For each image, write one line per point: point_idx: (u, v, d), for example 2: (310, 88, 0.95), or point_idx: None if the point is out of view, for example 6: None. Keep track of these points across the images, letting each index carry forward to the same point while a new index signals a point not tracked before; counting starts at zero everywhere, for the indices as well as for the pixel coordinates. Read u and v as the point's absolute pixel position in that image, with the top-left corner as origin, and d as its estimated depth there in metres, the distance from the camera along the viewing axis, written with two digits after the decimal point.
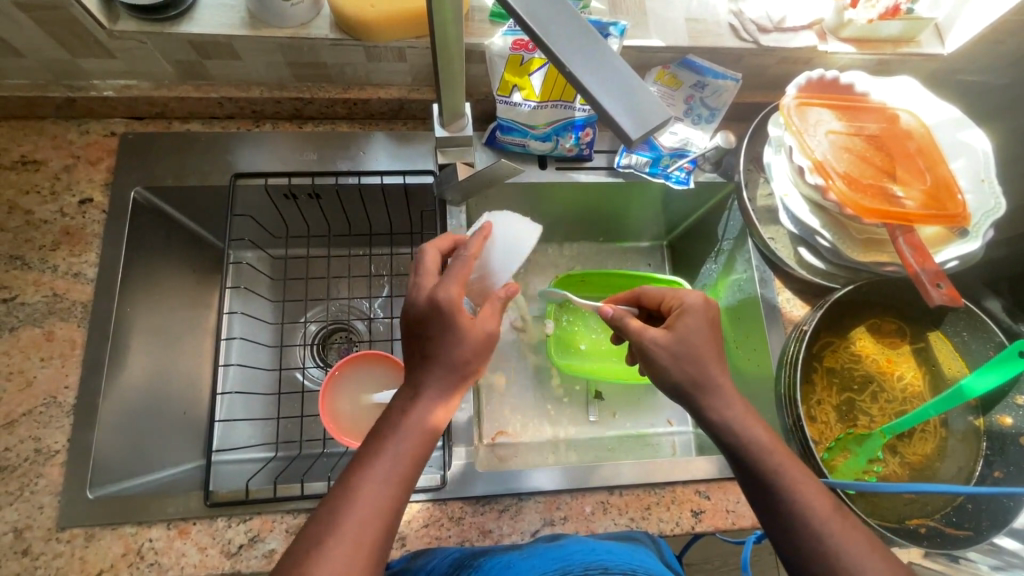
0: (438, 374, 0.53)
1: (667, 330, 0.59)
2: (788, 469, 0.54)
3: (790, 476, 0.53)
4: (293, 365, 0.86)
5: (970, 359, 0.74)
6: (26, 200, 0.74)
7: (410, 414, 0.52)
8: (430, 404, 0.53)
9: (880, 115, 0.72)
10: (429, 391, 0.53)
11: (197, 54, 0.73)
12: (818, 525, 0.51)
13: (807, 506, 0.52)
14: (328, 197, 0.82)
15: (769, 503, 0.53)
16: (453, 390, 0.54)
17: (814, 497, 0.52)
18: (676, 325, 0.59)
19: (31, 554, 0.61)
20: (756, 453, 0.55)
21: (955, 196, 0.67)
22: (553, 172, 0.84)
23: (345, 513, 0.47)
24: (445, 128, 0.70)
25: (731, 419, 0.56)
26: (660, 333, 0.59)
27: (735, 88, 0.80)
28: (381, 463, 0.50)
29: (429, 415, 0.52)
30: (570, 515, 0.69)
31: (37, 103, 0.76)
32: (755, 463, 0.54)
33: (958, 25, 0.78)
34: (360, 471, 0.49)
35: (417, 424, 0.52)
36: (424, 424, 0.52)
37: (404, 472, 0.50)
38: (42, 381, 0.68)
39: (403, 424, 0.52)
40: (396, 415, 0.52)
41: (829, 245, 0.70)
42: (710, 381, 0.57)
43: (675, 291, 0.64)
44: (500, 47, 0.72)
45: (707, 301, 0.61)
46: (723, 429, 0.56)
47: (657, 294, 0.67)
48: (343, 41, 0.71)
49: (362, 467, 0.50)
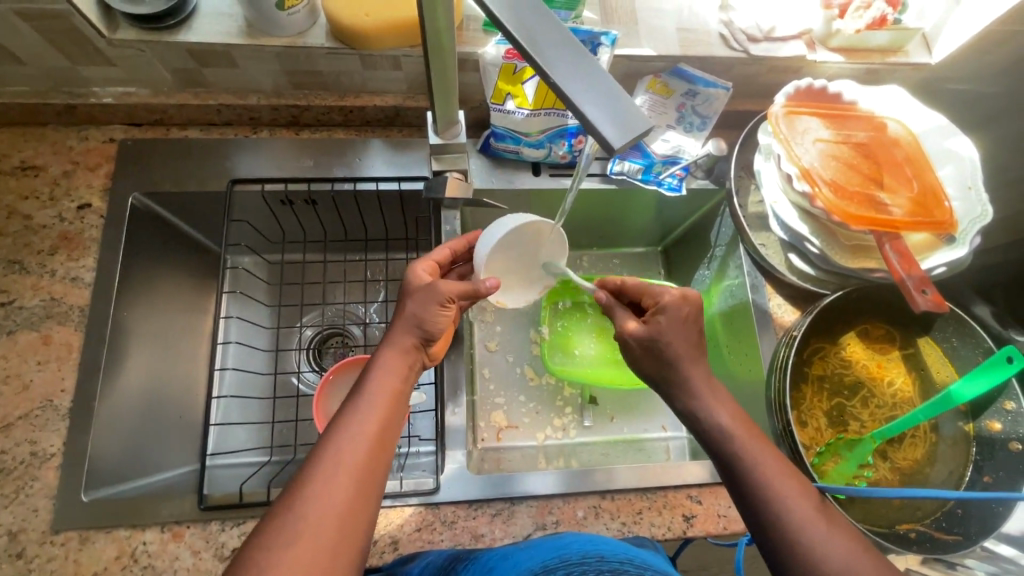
0: (406, 326, 0.59)
1: (638, 330, 0.59)
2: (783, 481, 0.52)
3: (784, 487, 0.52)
4: (289, 370, 0.87)
5: (959, 364, 0.75)
6: (26, 204, 0.75)
7: (383, 359, 0.57)
8: (402, 350, 0.58)
9: (868, 123, 0.74)
10: (397, 340, 0.58)
11: (195, 62, 0.74)
12: (809, 537, 0.49)
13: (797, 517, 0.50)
14: (324, 203, 0.82)
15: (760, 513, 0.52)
16: (416, 347, 0.59)
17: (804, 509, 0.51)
18: (651, 322, 0.59)
19: (26, 557, 0.61)
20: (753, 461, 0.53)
21: (942, 203, 0.68)
22: (546, 179, 0.84)
23: (325, 455, 0.50)
24: (439, 135, 0.71)
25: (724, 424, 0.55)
26: (636, 327, 0.60)
27: (726, 96, 0.81)
28: (360, 401, 0.53)
29: (397, 368, 0.56)
30: (562, 519, 0.70)
31: (37, 110, 0.77)
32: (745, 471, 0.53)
33: (945, 36, 0.80)
34: (342, 414, 0.53)
35: (392, 367, 0.56)
36: (399, 367, 0.57)
37: (386, 410, 0.54)
38: (39, 385, 0.68)
39: (377, 369, 0.56)
40: (371, 364, 0.57)
41: (819, 251, 0.71)
42: (699, 385, 0.57)
43: (652, 286, 0.63)
44: (494, 56, 0.74)
45: (685, 297, 0.60)
46: (714, 440, 0.55)
47: (635, 286, 0.65)
48: (340, 50, 0.73)
49: (338, 422, 0.52)
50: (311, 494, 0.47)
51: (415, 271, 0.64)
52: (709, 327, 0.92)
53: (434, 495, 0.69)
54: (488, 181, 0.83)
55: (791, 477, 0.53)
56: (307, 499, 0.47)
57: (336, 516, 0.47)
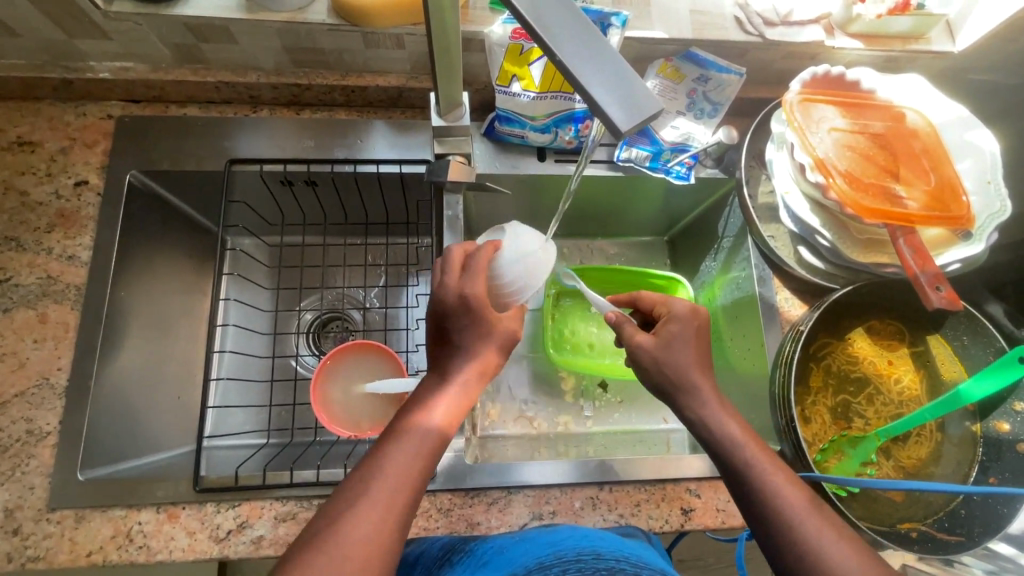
0: (461, 350, 0.55)
1: (648, 343, 0.58)
2: (803, 515, 0.49)
3: (807, 522, 0.49)
4: (288, 353, 0.87)
5: (969, 363, 0.73)
6: (22, 180, 0.74)
7: (434, 389, 0.54)
8: (461, 381, 0.55)
9: (885, 113, 0.71)
10: (455, 368, 0.55)
11: (193, 37, 0.72)
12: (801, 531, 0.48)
13: (813, 542, 0.48)
14: (325, 185, 0.81)
15: (781, 551, 0.49)
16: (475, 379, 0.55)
17: (818, 526, 0.49)
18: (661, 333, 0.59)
19: (22, 534, 0.62)
20: (767, 490, 0.51)
21: (960, 197, 0.65)
22: (552, 165, 0.83)
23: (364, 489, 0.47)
24: (442, 117, 0.69)
25: (745, 451, 0.53)
26: (647, 339, 0.59)
27: (739, 82, 0.79)
28: (406, 434, 0.51)
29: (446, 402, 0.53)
30: (559, 510, 0.69)
31: (34, 84, 0.75)
32: (759, 497, 0.51)
33: (969, 23, 0.77)
34: (386, 442, 0.51)
35: (443, 398, 0.54)
36: (451, 400, 0.54)
37: (438, 424, 0.53)
38: (36, 362, 0.68)
39: (426, 399, 0.53)
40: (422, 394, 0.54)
41: (830, 245, 0.70)
42: (694, 390, 0.56)
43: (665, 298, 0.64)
44: (501, 36, 0.72)
45: (695, 310, 0.61)
46: (732, 469, 0.53)
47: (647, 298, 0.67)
48: (341, 27, 0.70)
49: (382, 453, 0.50)
50: (359, 507, 0.46)
51: (463, 283, 0.55)
52: (712, 320, 0.91)
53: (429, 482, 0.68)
54: (492, 166, 0.82)
55: (800, 493, 0.50)
56: (340, 532, 0.45)
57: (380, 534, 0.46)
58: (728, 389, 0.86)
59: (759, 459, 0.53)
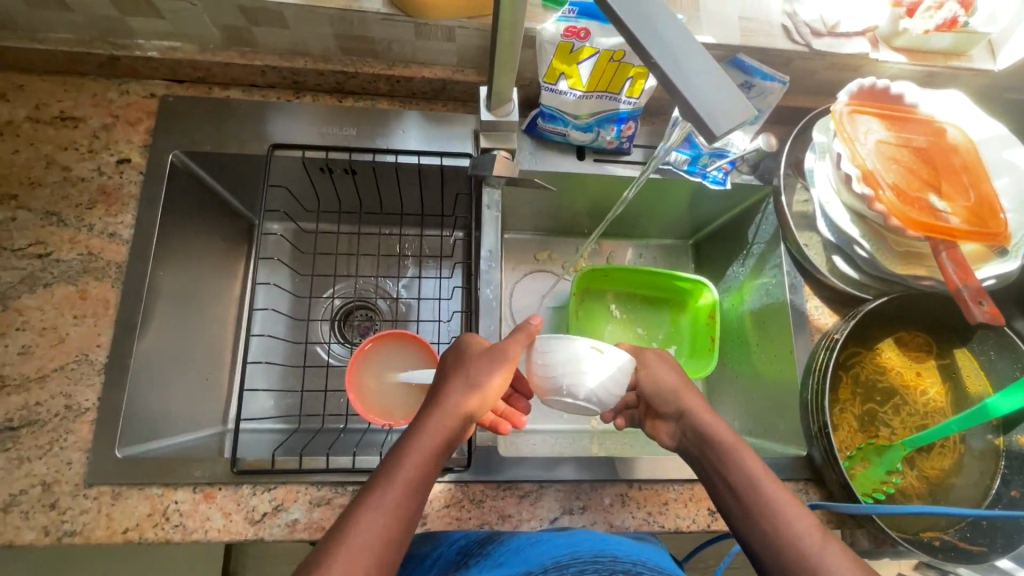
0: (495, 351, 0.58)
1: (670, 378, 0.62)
2: (807, 532, 0.50)
3: (811, 539, 0.50)
4: (317, 340, 0.87)
5: (995, 378, 0.74)
6: (64, 155, 0.74)
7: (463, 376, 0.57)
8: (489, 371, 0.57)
9: (927, 127, 0.72)
10: (487, 361, 0.58)
11: (245, 20, 0.72)
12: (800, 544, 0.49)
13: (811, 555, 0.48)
14: (364, 175, 0.81)
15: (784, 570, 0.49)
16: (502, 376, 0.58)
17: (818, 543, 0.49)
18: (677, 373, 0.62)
19: (59, 508, 0.62)
20: (773, 510, 0.52)
21: (998, 215, 0.66)
22: (590, 164, 0.83)
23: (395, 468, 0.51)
24: (491, 111, 0.70)
25: (748, 468, 0.55)
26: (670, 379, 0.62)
27: (781, 91, 0.76)
28: (434, 417, 0.54)
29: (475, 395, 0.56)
30: (589, 505, 0.70)
31: (80, 60, 0.75)
32: (764, 518, 0.52)
33: (1012, 42, 0.78)
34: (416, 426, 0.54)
35: (472, 386, 0.56)
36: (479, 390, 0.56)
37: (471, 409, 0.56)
38: (76, 338, 0.68)
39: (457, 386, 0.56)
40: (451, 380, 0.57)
41: (867, 255, 0.72)
42: None
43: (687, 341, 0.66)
44: (552, 33, 0.69)
45: None
46: (742, 489, 0.55)
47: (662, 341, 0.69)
48: (396, 17, 0.71)
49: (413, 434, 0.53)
50: (391, 481, 0.49)
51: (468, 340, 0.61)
52: (738, 325, 0.92)
53: (465, 472, 0.69)
54: (532, 162, 0.82)
55: (802, 512, 0.52)
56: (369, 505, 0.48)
57: (400, 506, 0.48)
58: (752, 394, 0.87)
59: (760, 476, 0.55)
